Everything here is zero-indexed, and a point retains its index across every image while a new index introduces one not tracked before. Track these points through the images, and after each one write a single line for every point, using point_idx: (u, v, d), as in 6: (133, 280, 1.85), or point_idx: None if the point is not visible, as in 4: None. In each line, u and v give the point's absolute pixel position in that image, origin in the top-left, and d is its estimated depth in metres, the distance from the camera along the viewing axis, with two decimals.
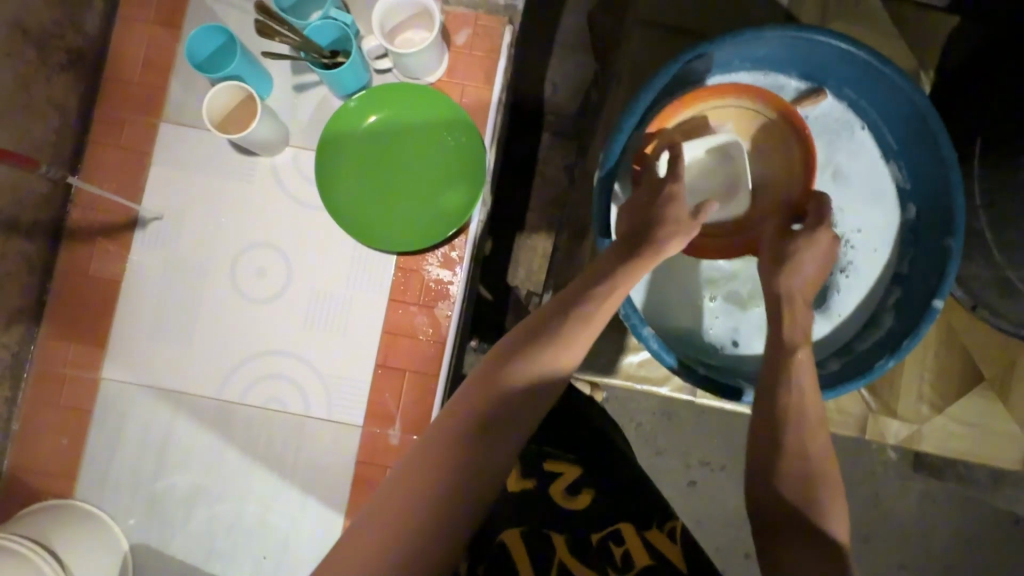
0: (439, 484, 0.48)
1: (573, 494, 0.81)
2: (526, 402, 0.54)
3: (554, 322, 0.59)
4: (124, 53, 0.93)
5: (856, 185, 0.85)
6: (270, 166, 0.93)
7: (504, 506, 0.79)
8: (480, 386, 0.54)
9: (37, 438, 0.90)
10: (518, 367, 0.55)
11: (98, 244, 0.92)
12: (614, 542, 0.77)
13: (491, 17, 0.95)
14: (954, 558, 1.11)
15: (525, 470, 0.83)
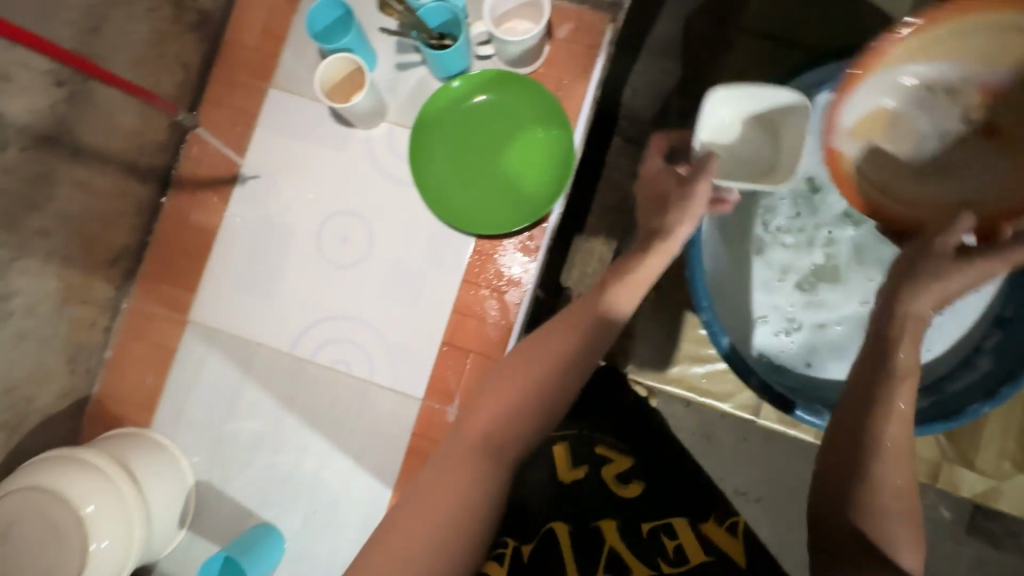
0: (446, 485, 0.59)
1: (625, 482, 0.84)
2: (542, 413, 0.62)
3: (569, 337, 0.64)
4: (244, 19, 0.99)
5: None
6: (365, 139, 0.97)
7: (554, 492, 0.83)
8: (501, 405, 0.62)
9: (126, 367, 0.96)
10: (510, 377, 0.63)
11: (200, 195, 0.98)
12: (667, 536, 0.77)
13: (595, 13, 0.96)
14: None
15: (576, 458, 0.85)
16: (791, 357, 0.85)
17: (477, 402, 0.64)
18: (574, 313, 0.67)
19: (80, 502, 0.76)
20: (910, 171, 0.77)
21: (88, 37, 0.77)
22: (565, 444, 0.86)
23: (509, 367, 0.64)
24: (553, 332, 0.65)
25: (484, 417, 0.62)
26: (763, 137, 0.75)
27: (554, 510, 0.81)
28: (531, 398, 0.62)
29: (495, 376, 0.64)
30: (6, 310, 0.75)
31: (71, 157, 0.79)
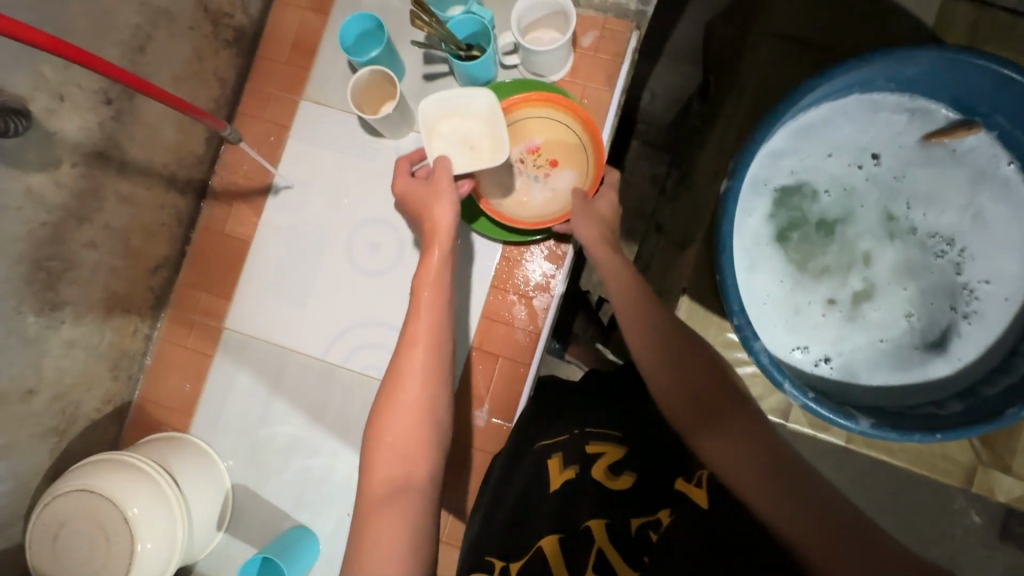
0: (380, 551, 0.57)
1: (616, 475, 0.71)
2: (411, 443, 0.65)
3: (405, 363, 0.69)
4: (276, 33, 1.02)
5: (997, 229, 0.80)
6: (394, 149, 0.99)
7: (541, 496, 0.73)
8: (391, 455, 0.65)
9: (165, 373, 0.99)
10: (394, 413, 0.66)
11: (235, 204, 1.01)
12: (653, 529, 0.63)
13: (619, 21, 0.97)
14: None
15: (568, 459, 0.75)
16: (829, 378, 0.82)
17: (368, 447, 0.66)
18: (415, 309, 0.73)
19: (125, 504, 0.78)
20: (550, 201, 0.93)
21: (134, 56, 0.81)
22: (556, 450, 0.76)
23: (382, 402, 0.68)
24: (409, 344, 0.70)
25: (384, 463, 0.64)
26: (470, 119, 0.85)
27: (548, 522, 0.69)
28: (418, 427, 0.66)
29: (374, 416, 0.67)
30: (58, 318, 0.79)
31: (117, 171, 0.83)
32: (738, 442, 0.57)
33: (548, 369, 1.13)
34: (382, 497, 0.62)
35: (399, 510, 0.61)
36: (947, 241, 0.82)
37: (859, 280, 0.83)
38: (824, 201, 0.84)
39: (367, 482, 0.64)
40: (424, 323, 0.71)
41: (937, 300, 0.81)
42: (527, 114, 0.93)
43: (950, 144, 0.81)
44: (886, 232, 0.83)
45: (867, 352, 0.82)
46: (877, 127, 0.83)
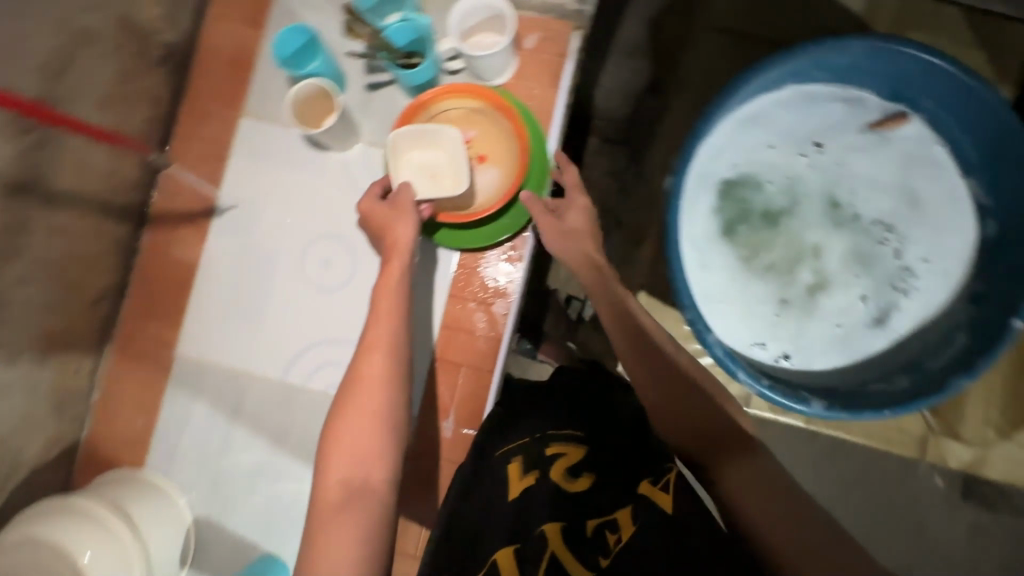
0: (334, 553, 0.59)
1: (575, 477, 0.72)
2: (366, 446, 0.65)
3: (364, 370, 0.70)
4: (209, 48, 0.98)
5: (930, 209, 0.83)
6: (341, 162, 0.97)
7: (499, 504, 0.72)
8: (345, 458, 0.65)
9: (114, 409, 0.95)
10: (348, 416, 0.67)
11: (178, 228, 0.97)
12: (609, 530, 0.66)
13: (561, 21, 0.97)
14: None
15: (528, 464, 0.74)
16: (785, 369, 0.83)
17: (322, 451, 0.66)
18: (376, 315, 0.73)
19: (76, 552, 0.74)
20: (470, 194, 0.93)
21: (53, 81, 0.77)
22: (515, 454, 0.75)
23: (337, 407, 0.68)
24: (367, 349, 0.71)
25: (338, 467, 0.64)
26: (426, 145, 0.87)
27: (506, 531, 0.69)
28: (374, 429, 0.66)
29: (329, 420, 0.68)
30: None
31: (44, 203, 0.78)
32: (760, 485, 0.62)
33: (519, 369, 1.09)
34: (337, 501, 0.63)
35: (353, 516, 0.61)
36: (886, 223, 0.84)
37: (807, 268, 0.85)
38: (768, 194, 0.85)
39: (321, 487, 0.64)
40: (384, 332, 0.72)
41: (880, 280, 0.84)
42: (458, 105, 0.93)
43: (883, 132, 0.84)
44: (829, 221, 0.85)
45: (821, 338, 0.84)
46: (814, 116, 0.84)
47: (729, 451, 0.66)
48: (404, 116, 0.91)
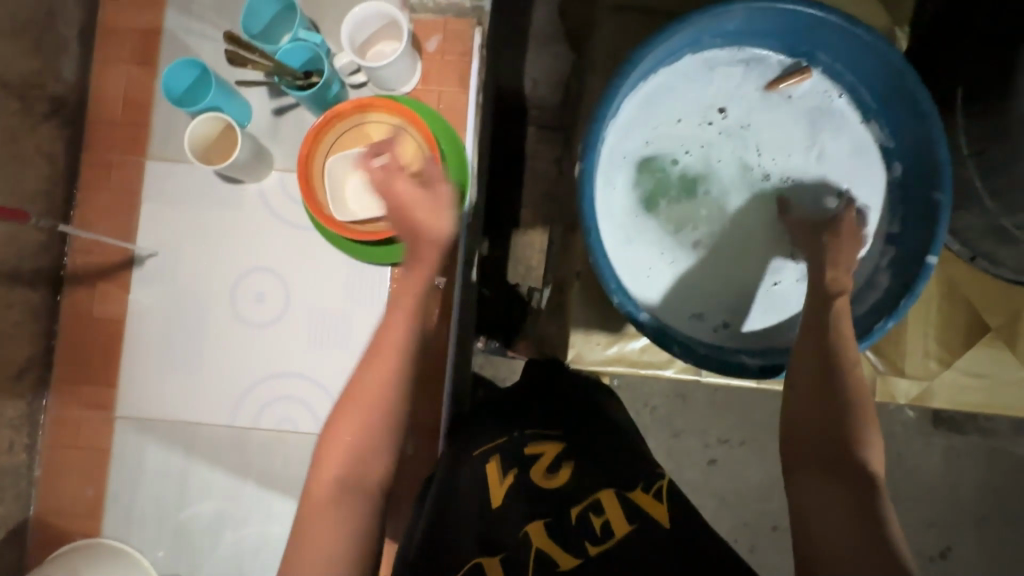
0: (320, 538, 0.57)
1: (554, 471, 0.74)
2: (373, 441, 0.61)
3: (376, 363, 0.62)
4: (103, 95, 0.95)
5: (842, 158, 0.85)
6: (258, 192, 0.95)
7: (479, 508, 0.71)
8: (350, 448, 0.60)
9: (60, 480, 0.91)
10: (358, 409, 0.61)
11: (99, 284, 0.94)
12: (593, 513, 0.69)
13: (459, 20, 0.96)
14: (944, 488, 1.22)
15: (506, 464, 0.74)
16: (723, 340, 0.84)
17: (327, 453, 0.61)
18: (389, 311, 0.65)
19: None
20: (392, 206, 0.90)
21: None
22: (496, 453, 0.75)
23: (344, 409, 0.62)
24: (379, 348, 0.63)
25: (338, 460, 0.60)
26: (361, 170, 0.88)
27: (479, 540, 0.69)
28: (382, 426, 0.61)
29: (336, 423, 0.62)
30: None
31: None
32: (845, 515, 0.55)
33: (492, 368, 1.11)
34: (335, 494, 0.59)
35: (347, 510, 0.59)
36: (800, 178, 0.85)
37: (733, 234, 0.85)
38: (683, 166, 0.85)
39: (312, 485, 0.60)
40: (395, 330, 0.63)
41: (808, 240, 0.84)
42: (369, 118, 0.91)
43: (787, 90, 0.85)
44: (744, 186, 0.85)
45: (752, 303, 0.85)
46: (717, 82, 0.85)
47: (828, 471, 0.58)
48: (315, 135, 0.87)
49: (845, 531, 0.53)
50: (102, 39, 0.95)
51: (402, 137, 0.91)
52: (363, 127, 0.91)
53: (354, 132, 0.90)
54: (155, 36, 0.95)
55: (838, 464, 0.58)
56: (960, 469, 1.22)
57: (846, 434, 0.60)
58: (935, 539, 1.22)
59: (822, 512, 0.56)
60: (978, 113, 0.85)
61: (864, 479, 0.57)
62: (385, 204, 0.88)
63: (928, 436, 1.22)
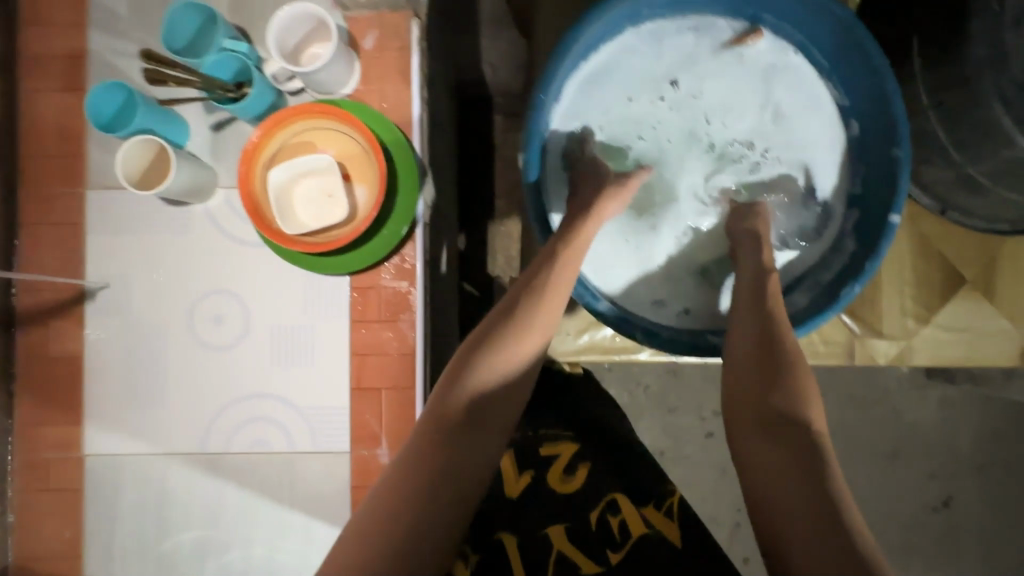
0: (420, 463, 0.58)
1: (571, 472, 0.88)
2: (491, 388, 0.62)
3: (504, 325, 0.65)
4: (35, 127, 0.92)
5: (798, 121, 0.83)
6: (204, 212, 0.92)
7: (502, 502, 0.85)
8: (469, 385, 0.61)
9: (34, 523, 0.90)
10: (487, 360, 0.62)
11: (51, 322, 0.91)
12: (610, 515, 0.85)
13: (395, 13, 0.92)
14: (939, 441, 1.21)
15: (523, 463, 0.88)
16: (692, 322, 0.83)
17: (415, 518, 0.55)
18: (486, 366, 0.62)
19: None
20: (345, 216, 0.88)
21: None
22: (512, 449, 0.89)
23: (429, 466, 0.58)
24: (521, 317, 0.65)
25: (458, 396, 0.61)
26: (310, 180, 0.86)
27: (507, 523, 0.84)
28: (501, 383, 0.62)
29: (422, 482, 0.57)
30: None
31: None
32: (790, 480, 0.56)
33: None
34: (441, 423, 0.59)
35: (446, 448, 0.59)
36: (755, 147, 0.83)
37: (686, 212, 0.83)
38: (635, 146, 0.82)
39: (431, 410, 0.60)
40: (534, 301, 0.66)
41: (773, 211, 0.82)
42: (308, 125, 0.87)
43: (738, 51, 0.82)
44: (698, 163, 0.83)
45: (711, 282, 0.84)
46: (663, 53, 0.82)
47: (772, 439, 0.59)
48: (252, 149, 0.83)
49: (799, 504, 0.55)
50: (27, 68, 0.92)
51: (348, 142, 0.89)
52: (306, 136, 0.88)
53: (298, 141, 0.88)
54: (81, 59, 0.92)
55: (787, 431, 0.59)
56: (956, 420, 1.21)
57: (789, 401, 0.60)
58: (937, 491, 1.22)
59: (776, 485, 0.57)
60: (936, 62, 0.81)
61: (811, 443, 0.58)
62: (333, 213, 0.85)
63: (921, 389, 1.21)
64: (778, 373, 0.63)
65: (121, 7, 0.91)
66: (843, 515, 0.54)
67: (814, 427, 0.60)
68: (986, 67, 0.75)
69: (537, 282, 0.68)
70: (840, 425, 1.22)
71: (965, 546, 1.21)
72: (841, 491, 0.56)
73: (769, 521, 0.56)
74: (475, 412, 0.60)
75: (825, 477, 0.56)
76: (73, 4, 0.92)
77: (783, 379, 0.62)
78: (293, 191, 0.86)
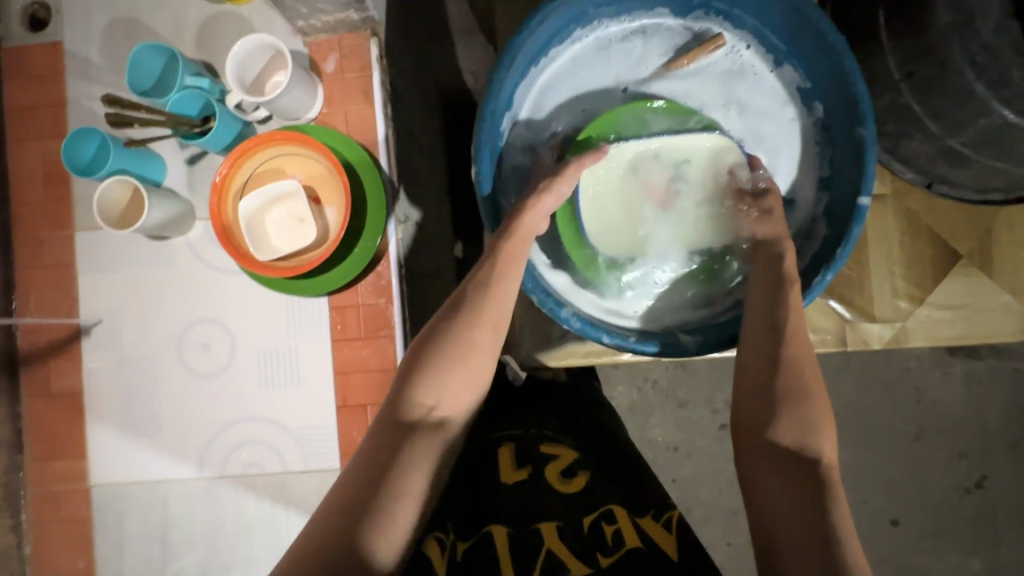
0: (382, 447, 0.58)
1: (569, 476, 0.82)
2: (448, 375, 0.63)
3: (457, 317, 0.66)
4: (24, 176, 0.96)
5: (760, 103, 0.84)
6: (186, 245, 0.94)
7: (492, 490, 0.81)
8: (427, 370, 0.62)
9: (48, 553, 0.94)
10: (443, 349, 0.64)
11: (51, 362, 0.95)
12: (605, 522, 0.76)
13: (353, 34, 0.93)
14: (958, 420, 1.17)
15: (519, 460, 0.84)
16: (662, 320, 0.85)
17: (374, 507, 0.54)
18: (433, 360, 0.63)
19: None
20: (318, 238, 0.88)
21: None
22: (511, 446, 0.86)
23: (384, 458, 0.57)
24: (478, 309, 0.67)
25: (418, 385, 0.62)
26: (280, 204, 0.87)
27: (495, 511, 0.78)
28: (457, 374, 0.63)
29: (372, 472, 0.56)
30: None
31: None
32: (798, 506, 0.57)
33: None
34: (398, 411, 0.61)
35: (409, 433, 0.59)
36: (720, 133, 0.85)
37: (680, 208, 0.84)
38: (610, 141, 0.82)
39: (394, 401, 0.61)
40: (486, 293, 0.68)
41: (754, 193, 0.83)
42: (276, 152, 0.89)
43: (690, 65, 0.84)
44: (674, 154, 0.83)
45: (708, 268, 0.85)
46: (617, 56, 0.85)
47: (784, 467, 0.60)
48: (221, 181, 0.85)
49: (798, 526, 0.56)
50: (13, 122, 0.96)
51: (314, 164, 0.90)
52: (276, 163, 0.90)
53: (267, 169, 0.90)
54: (61, 107, 0.96)
55: (792, 459, 0.60)
56: (982, 395, 1.16)
57: (797, 431, 0.61)
58: (970, 471, 1.16)
59: (777, 508, 0.58)
60: (903, 33, 0.78)
61: (816, 471, 0.59)
62: (303, 236, 0.86)
63: (944, 366, 1.16)
64: (784, 399, 0.64)
65: (94, 54, 0.95)
66: (843, 546, 0.54)
67: (824, 457, 0.60)
68: (951, 34, 0.72)
69: (482, 276, 0.69)
70: (855, 409, 1.18)
71: (1004, 527, 1.16)
72: (841, 519, 0.56)
73: (766, 545, 0.57)
74: (426, 402, 0.61)
75: (826, 505, 0.57)
76: (49, 56, 0.96)
77: (793, 404, 0.63)
78: (263, 219, 0.86)
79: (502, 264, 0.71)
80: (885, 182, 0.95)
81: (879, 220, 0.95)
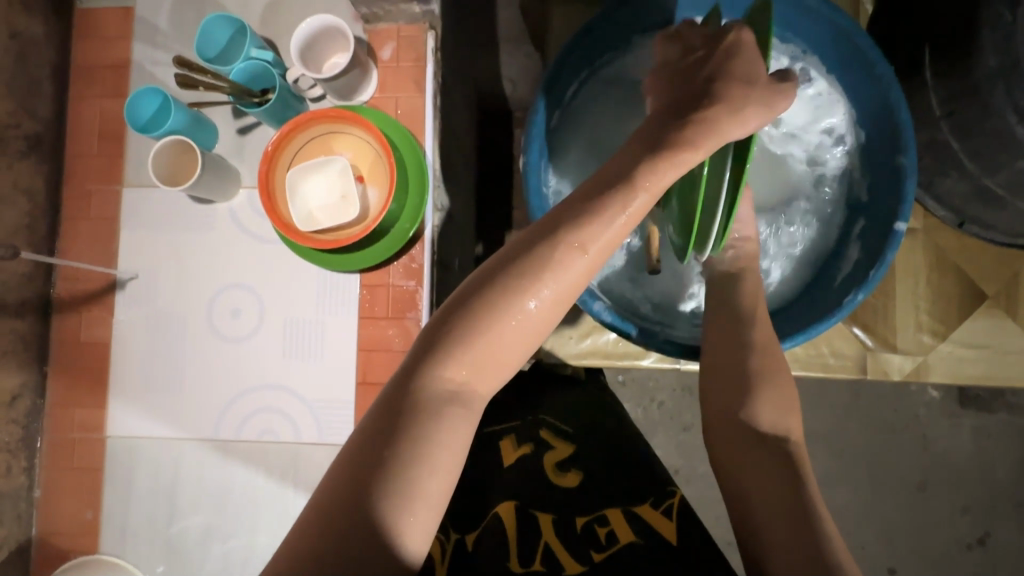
0: (423, 400, 0.51)
1: (565, 470, 0.85)
2: (516, 333, 0.55)
3: (541, 262, 0.55)
4: (79, 129, 1.00)
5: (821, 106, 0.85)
6: (227, 210, 0.97)
7: (496, 471, 0.85)
8: (491, 323, 0.54)
9: (57, 498, 0.95)
10: (520, 300, 0.54)
11: (84, 310, 0.98)
12: (599, 524, 0.79)
13: (412, 26, 0.96)
14: (966, 470, 1.16)
15: (521, 439, 0.88)
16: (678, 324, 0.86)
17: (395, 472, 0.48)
18: (497, 313, 0.54)
19: None
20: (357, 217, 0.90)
21: None
22: (513, 431, 0.89)
23: (420, 415, 0.51)
24: (566, 254, 0.56)
25: (483, 339, 0.54)
26: (324, 177, 0.89)
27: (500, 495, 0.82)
28: (525, 335, 0.55)
29: (399, 430, 0.50)
30: None
31: None
32: (774, 485, 0.59)
33: None
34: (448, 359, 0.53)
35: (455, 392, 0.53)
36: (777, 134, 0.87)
37: None
38: None
39: (450, 349, 0.53)
40: (582, 238, 0.56)
41: (782, 202, 0.87)
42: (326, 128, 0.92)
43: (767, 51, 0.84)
44: None
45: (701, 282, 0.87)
46: None
47: (764, 450, 0.62)
48: (272, 151, 0.87)
49: (770, 506, 0.58)
50: (77, 77, 1.00)
51: (364, 148, 0.93)
52: (327, 137, 0.93)
53: (315, 143, 0.93)
54: (124, 69, 1.00)
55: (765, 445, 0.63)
56: (991, 449, 1.16)
57: (776, 421, 0.64)
58: (972, 526, 1.15)
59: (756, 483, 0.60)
60: (947, 72, 0.80)
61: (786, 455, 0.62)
62: (345, 211, 0.88)
63: (953, 416, 1.16)
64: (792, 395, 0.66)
65: (162, 20, 0.99)
66: (822, 523, 0.55)
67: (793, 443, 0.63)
68: (996, 77, 0.74)
69: (578, 231, 0.56)
70: (863, 447, 1.17)
71: None
72: (816, 501, 0.58)
73: (744, 513, 0.59)
74: (478, 365, 0.54)
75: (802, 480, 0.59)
76: (119, 18, 1.00)
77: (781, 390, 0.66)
78: (306, 192, 0.89)
79: (601, 204, 0.58)
80: (917, 218, 0.97)
81: (908, 253, 0.96)
